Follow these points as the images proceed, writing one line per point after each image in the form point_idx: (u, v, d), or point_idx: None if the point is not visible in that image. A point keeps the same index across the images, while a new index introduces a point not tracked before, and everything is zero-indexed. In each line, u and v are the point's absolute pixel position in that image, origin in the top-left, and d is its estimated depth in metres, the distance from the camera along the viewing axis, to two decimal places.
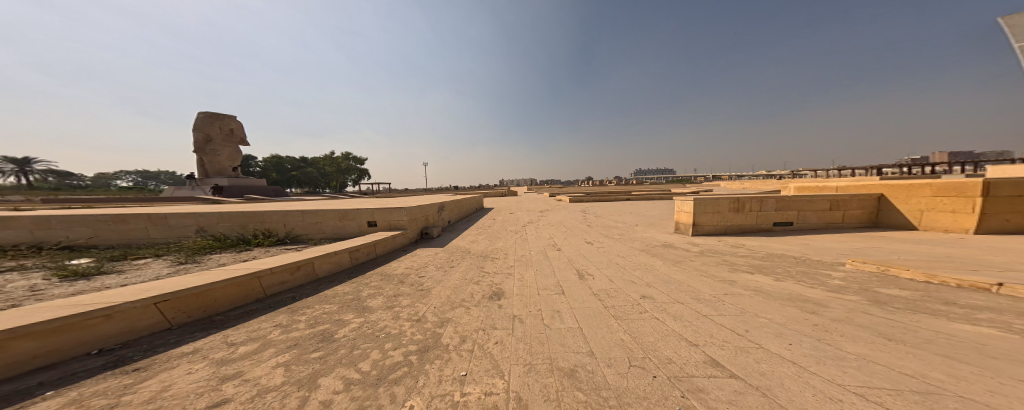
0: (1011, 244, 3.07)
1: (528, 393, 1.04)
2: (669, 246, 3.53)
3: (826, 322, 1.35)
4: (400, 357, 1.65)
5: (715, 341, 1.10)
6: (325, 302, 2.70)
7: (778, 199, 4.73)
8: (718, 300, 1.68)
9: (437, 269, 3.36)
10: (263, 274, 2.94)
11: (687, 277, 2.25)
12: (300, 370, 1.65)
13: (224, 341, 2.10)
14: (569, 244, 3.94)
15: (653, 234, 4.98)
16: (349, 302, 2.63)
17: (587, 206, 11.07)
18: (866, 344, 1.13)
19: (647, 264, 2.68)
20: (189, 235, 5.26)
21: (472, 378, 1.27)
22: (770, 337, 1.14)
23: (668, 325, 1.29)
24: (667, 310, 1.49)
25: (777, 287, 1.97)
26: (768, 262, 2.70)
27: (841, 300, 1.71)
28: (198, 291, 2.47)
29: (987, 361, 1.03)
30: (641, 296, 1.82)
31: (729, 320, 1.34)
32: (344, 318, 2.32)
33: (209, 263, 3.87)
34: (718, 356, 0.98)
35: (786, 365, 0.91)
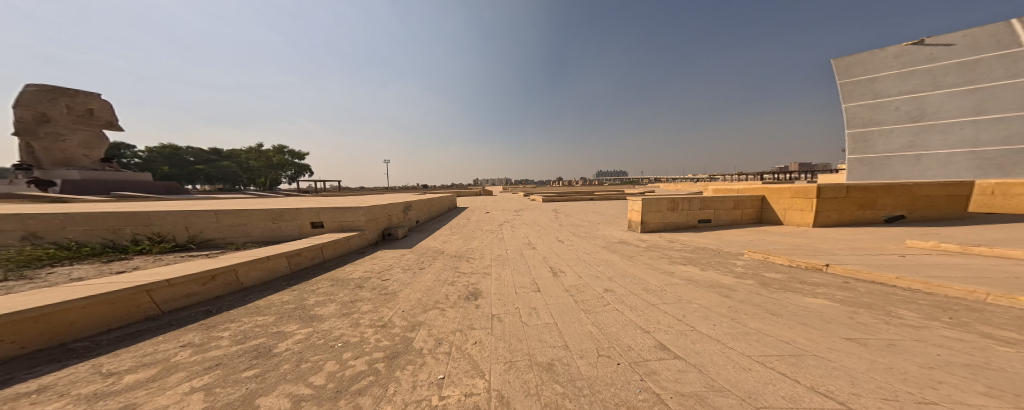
0: (838, 235, 4.34)
1: (510, 390, 1.12)
2: (624, 243, 4.03)
3: (736, 304, 1.76)
4: (364, 365, 1.55)
5: (661, 327, 1.35)
6: (256, 315, 2.29)
7: (701, 200, 5.82)
8: (662, 290, 2.03)
9: (403, 271, 3.17)
10: (157, 286, 2.32)
11: (639, 270, 2.64)
12: (230, 392, 1.41)
13: (96, 372, 1.62)
14: (543, 243, 4.15)
15: (613, 231, 5.59)
16: (292, 312, 2.29)
17: (555, 205, 11.72)
18: (759, 318, 1.53)
19: (607, 260, 3.03)
20: (8, 244, 3.70)
21: (451, 381, 1.29)
22: (699, 320, 1.45)
23: (627, 314, 1.52)
24: (627, 302, 1.74)
25: (703, 276, 2.47)
26: (696, 255, 3.35)
27: (743, 284, 2.26)
28: (42, 314, 1.81)
29: (825, 324, 1.51)
30: (604, 289, 2.07)
31: (671, 307, 1.64)
32: (287, 328, 2.04)
33: (51, 279, 2.79)
34: (665, 341, 1.21)
35: (712, 343, 1.18)
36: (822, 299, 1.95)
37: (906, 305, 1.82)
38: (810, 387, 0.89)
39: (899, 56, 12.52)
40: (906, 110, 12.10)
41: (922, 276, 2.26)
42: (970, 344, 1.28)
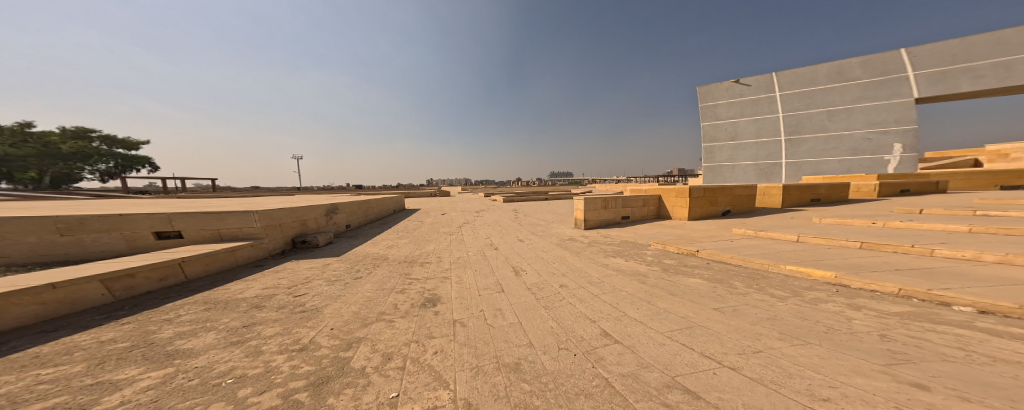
0: (699, 225, 6.08)
1: (478, 397, 1.13)
2: (573, 239, 4.65)
3: (651, 286, 2.30)
4: (276, 400, 1.23)
5: (604, 316, 1.67)
6: (50, 366, 1.56)
7: (623, 199, 6.90)
8: (600, 280, 2.46)
9: (328, 284, 2.91)
10: None
11: (581, 263, 3.08)
12: None
13: None
14: (503, 243, 4.40)
15: (563, 228, 6.33)
16: (124, 354, 1.66)
17: (514, 204, 12.32)
18: (663, 295, 2.02)
19: (559, 256, 3.45)
20: None
21: (407, 397, 1.20)
22: (628, 304, 1.84)
23: (579, 308, 1.83)
24: (578, 296, 2.07)
25: (626, 264, 3.04)
26: (622, 246, 4.14)
27: (648, 270, 2.85)
28: None
29: (699, 292, 2.12)
30: (559, 284, 2.40)
31: (610, 295, 2.05)
32: (118, 375, 1.44)
33: None
34: (607, 328, 1.52)
35: (636, 325, 1.52)
36: (699, 278, 2.57)
37: (738, 274, 2.73)
38: (696, 347, 1.28)
39: (728, 89, 17.53)
40: (728, 131, 17.43)
41: (741, 251, 3.41)
42: (766, 295, 2.04)
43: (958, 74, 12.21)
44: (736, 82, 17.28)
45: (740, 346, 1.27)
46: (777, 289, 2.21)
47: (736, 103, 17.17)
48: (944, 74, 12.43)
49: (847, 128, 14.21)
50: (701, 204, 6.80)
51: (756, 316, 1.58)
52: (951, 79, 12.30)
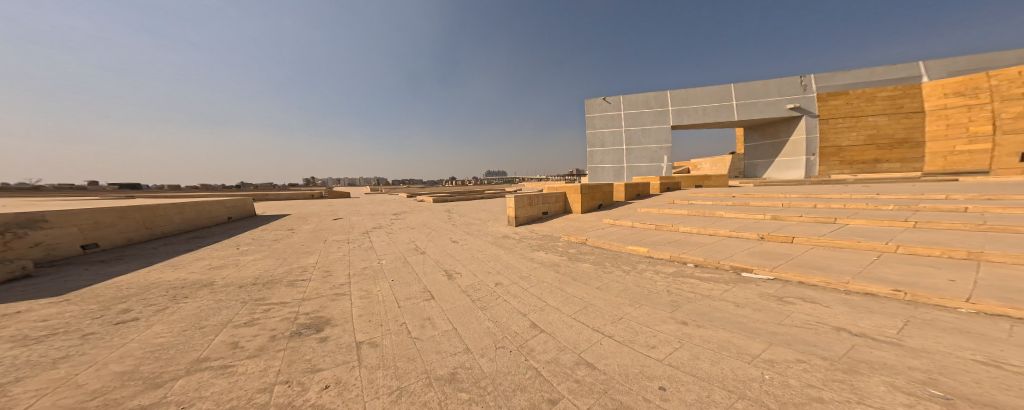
0: (585, 216, 7.84)
1: None
2: (506, 237, 5.55)
3: (563, 272, 2.97)
4: None
5: (529, 310, 2.04)
6: None
7: (542, 196, 8.05)
8: (527, 274, 2.97)
9: (24, 344, 2.04)
10: None
11: (505, 262, 3.59)
12: None
13: None
14: (437, 247, 4.96)
15: (495, 226, 7.08)
16: None
17: (448, 205, 13.18)
18: (569, 282, 2.63)
19: (490, 257, 3.97)
20: None
21: None
22: (547, 294, 2.33)
23: (516, 304, 2.17)
24: (509, 293, 2.42)
25: (546, 257, 3.80)
26: (541, 240, 5.19)
27: (559, 259, 3.66)
28: None
29: (596, 273, 2.91)
30: (497, 281, 2.84)
31: (533, 288, 2.58)
32: None
33: None
34: (536, 320, 1.84)
35: (555, 313, 1.92)
36: (586, 261, 3.46)
37: (606, 256, 3.97)
38: (590, 324, 1.76)
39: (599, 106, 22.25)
40: (599, 140, 22.42)
41: (608, 238, 4.87)
42: (624, 269, 3.08)
43: (683, 113, 20.35)
44: (606, 99, 22.19)
45: (614, 317, 1.86)
46: (623, 264, 3.32)
47: (603, 116, 22.14)
48: (679, 111, 20.40)
49: (650, 142, 21.21)
50: (587, 199, 8.56)
51: (619, 290, 2.39)
52: (681, 116, 20.42)
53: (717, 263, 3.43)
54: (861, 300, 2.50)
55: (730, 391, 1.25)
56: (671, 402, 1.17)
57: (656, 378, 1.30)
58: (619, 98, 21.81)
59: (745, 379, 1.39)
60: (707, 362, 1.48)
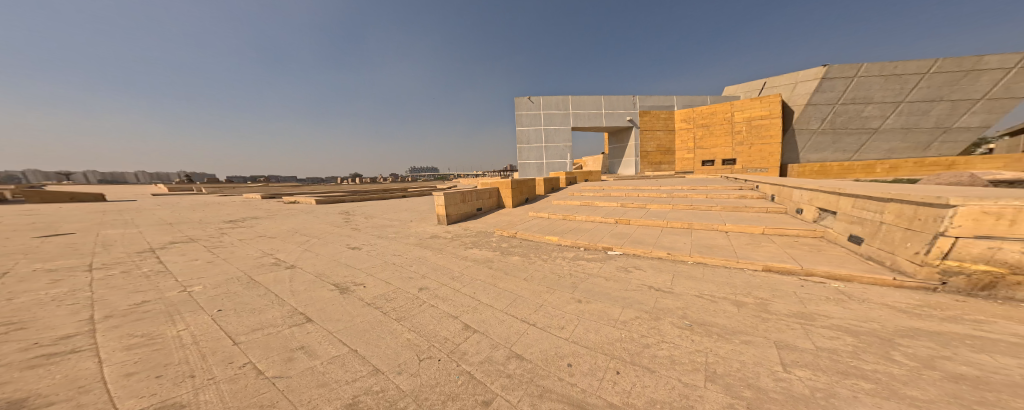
0: (514, 211, 9.07)
1: None
2: (435, 236, 5.89)
3: (495, 270, 3.58)
4: None
5: (426, 320, 2.27)
6: None
7: (475, 193, 8.80)
8: (460, 273, 3.53)
9: None
10: None
11: (421, 267, 3.81)
12: None
13: None
14: (303, 260, 4.31)
15: (420, 227, 7.12)
16: None
17: (354, 205, 12.22)
18: (501, 276, 3.34)
19: (396, 264, 4.04)
20: None
21: None
22: (481, 292, 2.84)
23: (431, 313, 2.39)
24: (436, 301, 2.68)
25: (478, 254, 4.47)
26: (471, 237, 5.82)
27: (493, 255, 4.39)
28: None
29: (520, 269, 3.60)
30: (417, 289, 3.02)
31: (426, 294, 2.85)
32: None
33: None
34: (469, 321, 2.21)
35: (488, 310, 2.39)
36: (516, 255, 4.35)
37: (530, 247, 4.84)
38: (519, 316, 2.24)
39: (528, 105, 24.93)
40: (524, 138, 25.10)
41: (531, 229, 5.85)
42: (543, 259, 4.11)
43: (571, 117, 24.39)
44: (531, 99, 24.96)
45: (536, 304, 2.47)
46: (543, 254, 4.32)
47: (530, 115, 24.82)
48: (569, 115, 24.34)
49: (561, 141, 24.84)
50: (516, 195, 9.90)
51: (540, 279, 3.20)
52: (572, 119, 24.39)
53: (593, 245, 4.58)
54: (662, 263, 3.86)
55: (608, 356, 1.79)
56: (575, 374, 1.57)
57: (565, 358, 1.71)
58: (543, 100, 24.82)
59: (615, 342, 1.97)
60: (594, 333, 2.04)
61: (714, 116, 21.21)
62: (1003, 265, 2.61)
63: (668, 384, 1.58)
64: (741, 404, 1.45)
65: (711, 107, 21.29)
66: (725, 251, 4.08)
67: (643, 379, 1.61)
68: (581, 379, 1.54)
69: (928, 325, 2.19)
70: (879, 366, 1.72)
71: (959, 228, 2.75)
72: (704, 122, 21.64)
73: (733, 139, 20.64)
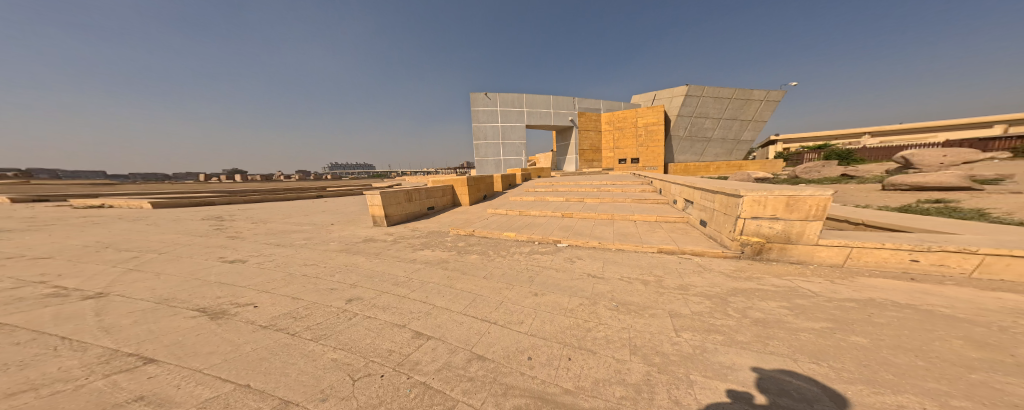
0: (472, 207, 9.42)
1: None
2: (370, 240, 5.29)
3: (448, 271, 3.53)
4: None
5: (345, 340, 2.03)
6: None
7: (422, 192, 8.40)
8: (408, 277, 3.35)
9: None
10: None
11: (343, 276, 3.41)
12: None
13: None
14: (121, 286, 3.14)
15: (341, 230, 6.30)
16: None
17: (264, 208, 10.17)
18: (457, 277, 3.32)
19: (305, 275, 3.49)
20: None
21: None
22: (435, 295, 2.80)
23: (364, 327, 2.20)
24: (378, 309, 2.51)
25: (429, 254, 4.34)
26: (422, 237, 5.55)
27: (450, 255, 4.31)
28: None
29: (474, 268, 3.62)
30: (346, 301, 2.71)
31: (338, 309, 2.53)
32: None
33: None
34: (419, 327, 2.18)
35: (440, 312, 2.40)
36: (474, 253, 4.37)
37: (488, 244, 4.88)
38: (480, 315, 2.35)
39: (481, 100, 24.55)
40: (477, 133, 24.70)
41: (489, 226, 5.79)
42: (501, 255, 4.19)
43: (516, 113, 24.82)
44: (485, 94, 24.59)
45: (497, 301, 2.60)
46: (501, 250, 4.45)
47: (485, 111, 24.48)
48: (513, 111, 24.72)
49: (517, 138, 25.04)
50: (474, 191, 10.35)
51: (499, 275, 3.32)
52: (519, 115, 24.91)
53: (542, 240, 4.86)
54: (606, 253, 4.27)
55: (561, 344, 1.96)
56: (534, 366, 1.70)
57: (526, 352, 1.84)
58: (497, 95, 24.75)
59: (568, 330, 2.15)
60: (550, 324, 2.21)
61: (624, 120, 25.28)
62: (762, 236, 4.01)
63: (607, 363, 1.80)
64: (653, 370, 1.75)
65: (623, 112, 25.30)
66: (639, 238, 4.79)
67: (588, 362, 1.80)
68: (540, 371, 1.67)
69: (740, 285, 3.17)
70: (727, 322, 2.36)
71: (744, 211, 4.02)
72: (618, 125, 25.43)
73: (636, 141, 24.86)
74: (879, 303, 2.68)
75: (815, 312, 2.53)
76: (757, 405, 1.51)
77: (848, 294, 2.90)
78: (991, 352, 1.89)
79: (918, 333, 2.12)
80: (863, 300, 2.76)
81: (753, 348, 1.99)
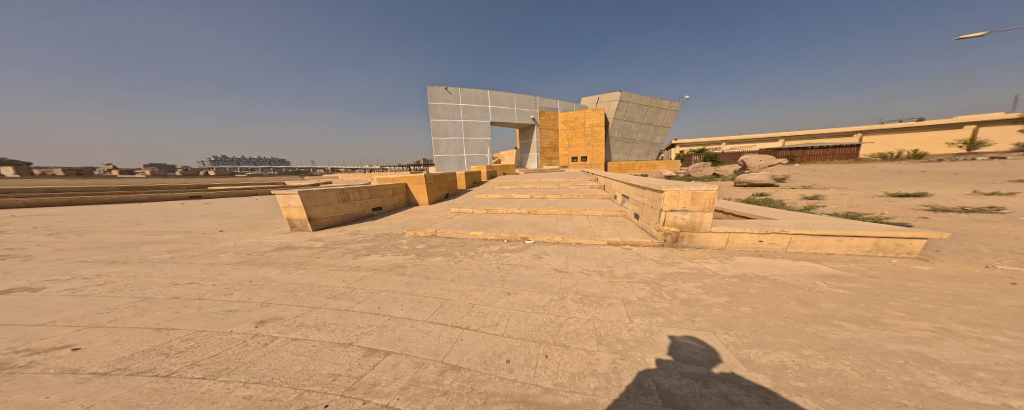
0: (432, 207, 9.22)
1: None
2: (294, 247, 4.99)
3: (405, 278, 3.31)
4: None
5: (263, 372, 1.75)
6: None
7: (366, 192, 8.00)
8: (349, 288, 3.08)
9: None
10: None
11: (241, 294, 2.98)
12: None
13: None
14: None
15: (233, 239, 5.64)
16: None
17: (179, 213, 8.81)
18: (419, 282, 3.12)
19: (175, 298, 2.92)
20: None
21: None
22: (394, 304, 2.60)
23: (290, 353, 1.94)
24: (309, 329, 2.25)
25: (382, 260, 4.06)
26: (372, 242, 5.17)
27: (409, 258, 4.07)
28: None
29: (439, 272, 3.42)
30: (253, 324, 2.37)
31: (238, 336, 2.18)
32: None
33: None
34: (372, 344, 1.99)
35: (398, 324, 2.24)
36: (439, 255, 4.17)
37: (454, 244, 4.71)
38: (450, 322, 2.21)
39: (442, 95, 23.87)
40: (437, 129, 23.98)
41: (454, 227, 5.56)
42: (469, 255, 4.04)
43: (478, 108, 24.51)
44: (447, 89, 23.96)
45: (468, 305, 2.47)
46: (468, 250, 4.31)
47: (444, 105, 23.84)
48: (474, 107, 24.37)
49: (481, 134, 24.78)
50: (433, 189, 10.12)
51: (468, 277, 3.18)
52: (482, 111, 24.63)
53: (513, 237, 4.80)
54: (575, 249, 4.32)
55: (537, 342, 1.92)
56: (514, 369, 1.63)
57: (504, 355, 1.77)
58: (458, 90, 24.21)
59: (545, 326, 2.13)
60: (524, 323, 2.16)
61: (577, 120, 26.61)
62: (675, 226, 4.44)
63: (580, 356, 1.79)
64: (617, 357, 1.80)
65: (576, 113, 26.55)
66: (591, 232, 4.98)
67: (563, 357, 1.77)
68: (520, 373, 1.61)
69: (668, 270, 3.49)
70: (664, 304, 2.58)
71: (667, 203, 4.40)
72: (571, 124, 26.71)
73: (586, 140, 26.26)
74: (748, 276, 3.26)
75: (717, 288, 2.94)
76: (705, 377, 1.63)
77: (737, 272, 3.40)
78: (811, 308, 2.46)
79: (773, 299, 2.65)
80: (742, 274, 3.32)
81: (682, 325, 2.21)
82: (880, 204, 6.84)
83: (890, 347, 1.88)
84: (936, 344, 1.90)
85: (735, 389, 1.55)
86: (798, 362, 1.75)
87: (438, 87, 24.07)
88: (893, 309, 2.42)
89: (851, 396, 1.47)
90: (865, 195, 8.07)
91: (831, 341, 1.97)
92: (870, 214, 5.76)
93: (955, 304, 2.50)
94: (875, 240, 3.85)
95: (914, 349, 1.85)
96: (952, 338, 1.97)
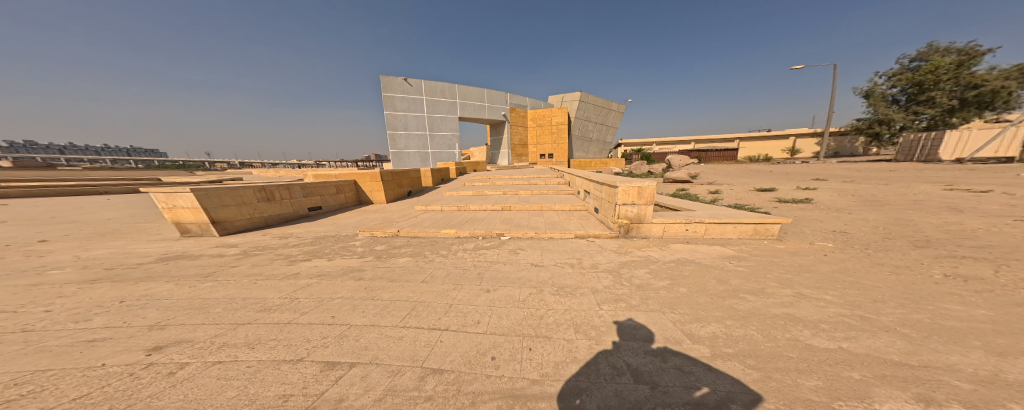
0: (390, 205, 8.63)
1: None
2: (213, 254, 4.28)
3: (363, 283, 3.02)
4: None
5: (176, 406, 1.46)
6: None
7: (300, 189, 7.12)
8: (287, 298, 2.71)
9: None
10: None
11: (107, 318, 2.38)
12: None
13: None
14: None
15: (71, 251, 4.46)
16: None
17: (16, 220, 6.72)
18: (381, 286, 2.89)
19: (19, 332, 2.21)
20: None
21: None
22: (355, 311, 2.37)
23: (213, 378, 1.64)
24: (239, 349, 1.92)
25: (330, 265, 3.66)
26: (315, 246, 4.59)
27: (366, 261, 3.74)
28: None
29: (399, 275, 3.19)
30: (142, 352, 1.93)
31: (119, 369, 1.75)
32: None
33: None
34: (329, 356, 1.80)
35: (362, 332, 2.05)
36: (405, 256, 3.92)
37: (422, 244, 4.46)
38: (426, 325, 2.10)
39: (399, 86, 22.26)
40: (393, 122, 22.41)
41: (421, 225, 5.28)
42: (441, 254, 3.91)
43: (439, 103, 23.39)
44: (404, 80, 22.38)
45: (446, 306, 2.38)
46: (439, 249, 4.13)
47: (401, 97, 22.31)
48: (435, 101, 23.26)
49: (445, 129, 23.87)
50: (393, 187, 9.46)
51: (441, 277, 3.06)
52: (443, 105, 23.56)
53: (489, 234, 4.76)
54: (546, 243, 4.46)
55: (521, 336, 1.94)
56: (497, 366, 1.65)
57: (487, 352, 1.77)
58: (417, 82, 22.80)
59: (520, 321, 2.15)
60: (506, 318, 2.17)
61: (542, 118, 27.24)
62: (628, 218, 4.84)
63: (561, 345, 1.87)
64: (590, 342, 1.92)
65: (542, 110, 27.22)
66: (561, 226, 5.19)
67: (546, 348, 1.83)
68: (507, 367, 1.63)
69: (625, 258, 3.81)
70: (624, 290, 2.81)
71: (621, 198, 4.80)
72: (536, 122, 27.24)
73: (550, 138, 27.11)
74: (684, 261, 3.71)
75: (662, 273, 3.30)
76: (664, 353, 1.83)
77: (678, 258, 3.84)
78: (725, 285, 2.91)
79: (701, 280, 3.07)
80: (678, 259, 3.80)
81: (641, 308, 2.43)
82: (754, 196, 8.51)
83: (775, 312, 2.30)
84: (798, 306, 2.39)
85: (686, 360, 1.77)
86: (725, 331, 2.06)
87: (394, 77, 22.39)
88: (771, 281, 2.98)
89: (762, 353, 1.77)
90: (751, 191, 9.65)
91: (741, 310, 2.34)
92: (750, 204, 7.03)
93: (801, 272, 3.19)
94: (755, 226, 4.67)
95: (789, 312, 2.28)
96: (805, 300, 2.49)
